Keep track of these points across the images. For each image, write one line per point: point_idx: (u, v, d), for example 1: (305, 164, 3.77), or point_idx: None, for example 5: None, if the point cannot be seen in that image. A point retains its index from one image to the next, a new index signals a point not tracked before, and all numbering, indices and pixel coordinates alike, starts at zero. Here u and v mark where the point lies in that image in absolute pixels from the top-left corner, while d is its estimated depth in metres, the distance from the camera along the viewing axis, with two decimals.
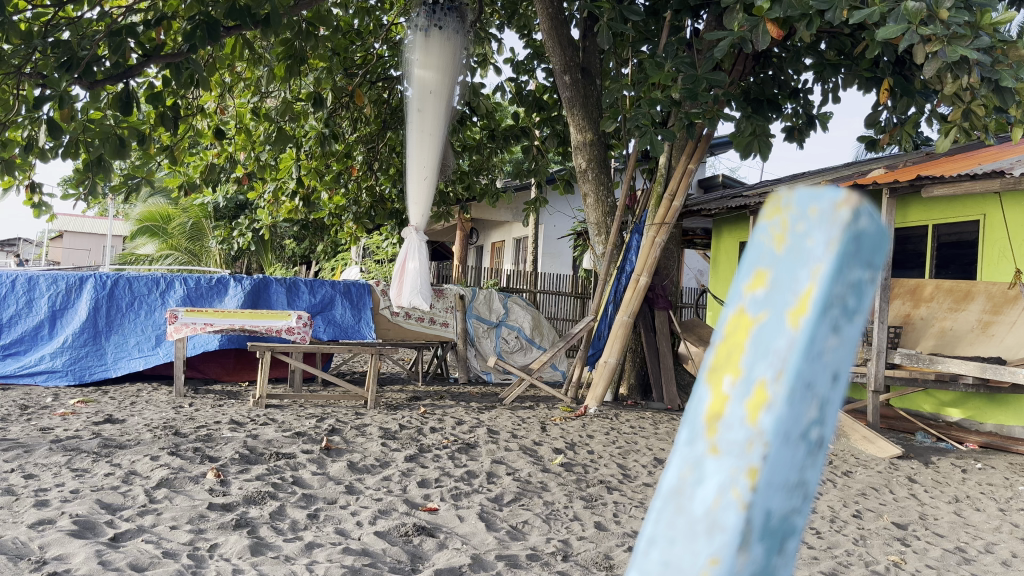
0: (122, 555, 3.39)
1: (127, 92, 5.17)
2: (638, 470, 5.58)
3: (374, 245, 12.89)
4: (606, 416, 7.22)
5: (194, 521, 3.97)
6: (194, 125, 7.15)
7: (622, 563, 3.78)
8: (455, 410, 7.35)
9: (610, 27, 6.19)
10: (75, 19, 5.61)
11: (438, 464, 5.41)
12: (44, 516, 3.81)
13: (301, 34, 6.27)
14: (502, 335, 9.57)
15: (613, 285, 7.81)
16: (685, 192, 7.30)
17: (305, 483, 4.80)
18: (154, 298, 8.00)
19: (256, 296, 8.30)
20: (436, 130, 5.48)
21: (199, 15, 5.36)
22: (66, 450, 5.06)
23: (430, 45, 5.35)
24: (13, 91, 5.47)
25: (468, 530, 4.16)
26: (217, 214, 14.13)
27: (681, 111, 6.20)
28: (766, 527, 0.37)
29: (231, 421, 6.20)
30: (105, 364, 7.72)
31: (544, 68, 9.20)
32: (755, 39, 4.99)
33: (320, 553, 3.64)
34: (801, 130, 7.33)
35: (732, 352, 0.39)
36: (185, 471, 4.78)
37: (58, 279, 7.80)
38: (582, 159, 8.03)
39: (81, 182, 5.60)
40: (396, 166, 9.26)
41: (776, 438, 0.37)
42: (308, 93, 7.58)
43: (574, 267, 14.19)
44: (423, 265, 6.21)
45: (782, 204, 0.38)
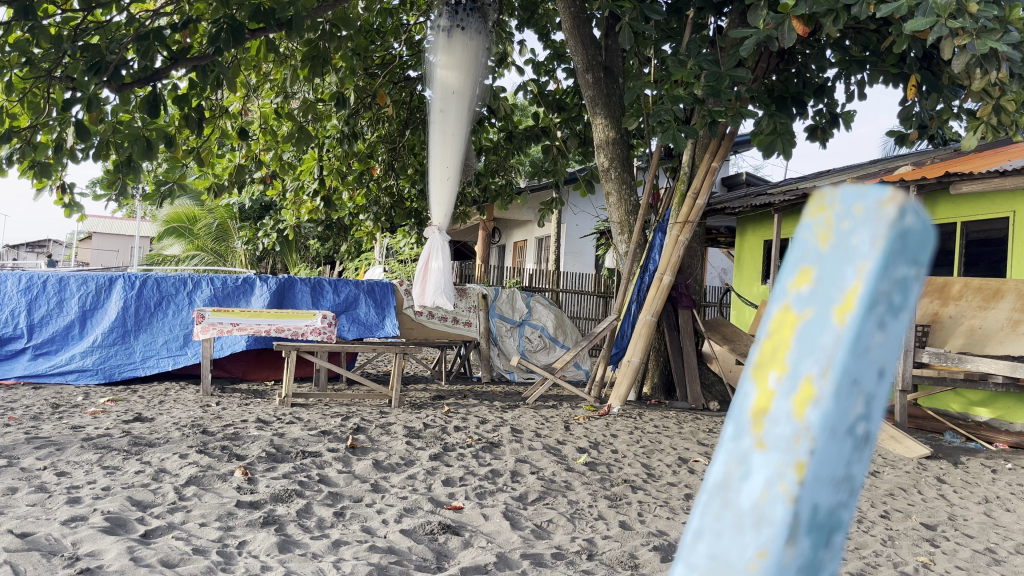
0: (153, 552, 3.44)
1: (153, 95, 5.26)
2: (662, 469, 5.56)
3: (396, 245, 12.97)
4: (629, 416, 7.20)
5: (223, 518, 4.02)
6: (219, 126, 7.23)
7: (647, 562, 3.77)
8: (479, 409, 7.36)
9: (631, 27, 6.17)
10: (104, 23, 5.71)
11: (462, 464, 5.43)
12: (77, 513, 3.88)
13: (325, 36, 6.35)
14: (526, 335, 9.59)
15: (636, 284, 7.76)
16: (709, 190, 7.28)
17: (331, 481, 4.84)
18: (182, 297, 8.11)
19: (281, 296, 8.37)
20: (459, 130, 5.52)
21: (225, 19, 5.42)
22: (98, 448, 5.14)
23: (452, 44, 5.36)
24: (44, 95, 5.57)
25: (493, 528, 4.18)
26: (242, 214, 14.30)
27: (704, 109, 6.17)
28: (813, 521, 0.38)
29: (258, 420, 6.25)
30: (134, 364, 7.83)
31: (564, 68, 9.22)
32: (781, 37, 4.96)
33: (347, 551, 3.67)
34: (825, 130, 7.30)
35: (778, 349, 0.40)
36: (213, 469, 4.84)
37: (88, 279, 7.92)
38: (605, 158, 8.04)
39: (112, 183, 5.70)
40: (415, 165, 9.29)
41: (823, 433, 0.37)
42: (331, 94, 7.64)
43: (596, 266, 14.16)
44: (445, 265, 6.23)
45: (826, 203, 0.38)
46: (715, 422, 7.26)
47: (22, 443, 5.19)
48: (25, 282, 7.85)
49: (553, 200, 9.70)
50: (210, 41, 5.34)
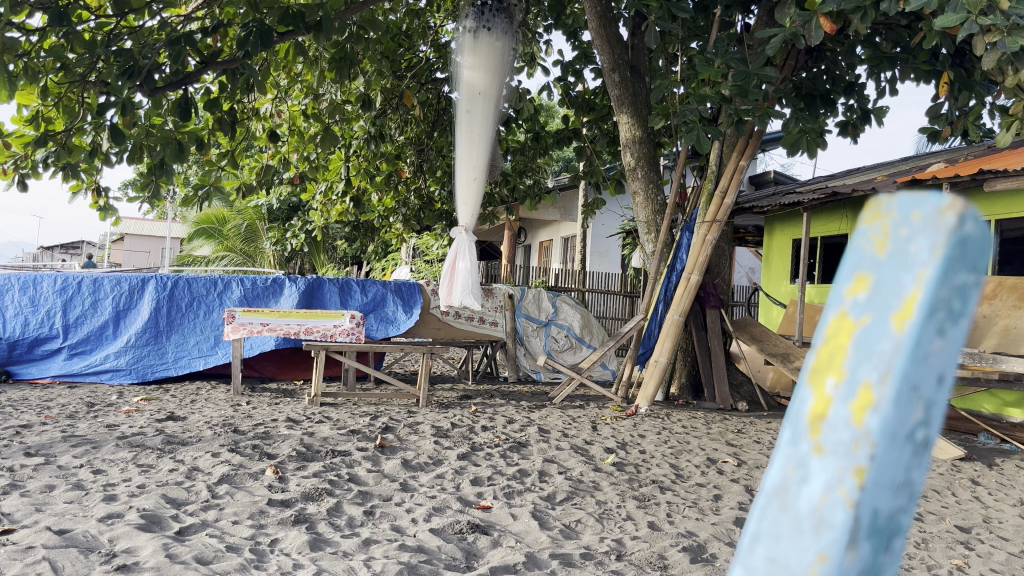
0: (187, 549, 3.49)
1: (185, 98, 5.34)
2: (691, 470, 5.54)
3: (423, 245, 13.05)
4: (657, 416, 7.18)
5: (255, 516, 4.07)
6: (249, 128, 7.31)
7: (677, 562, 3.76)
8: (506, 409, 7.38)
9: (658, 25, 6.14)
10: (137, 28, 5.81)
11: (489, 463, 5.43)
12: (113, 511, 3.95)
13: (352, 38, 6.41)
14: (552, 335, 9.58)
15: (663, 284, 7.73)
16: (737, 189, 7.23)
17: (361, 480, 4.88)
18: (213, 298, 8.22)
19: (310, 296, 8.46)
20: (485, 130, 5.53)
21: (254, 23, 5.48)
22: (132, 446, 5.23)
23: (478, 45, 5.38)
24: (79, 99, 5.67)
25: (521, 527, 4.19)
26: (271, 215, 14.47)
27: (731, 107, 6.13)
28: (872, 525, 0.38)
29: (288, 419, 6.33)
30: (166, 363, 7.95)
31: (592, 68, 9.23)
32: (807, 35, 4.92)
33: (377, 550, 3.70)
34: (856, 125, 7.23)
35: (835, 354, 0.40)
36: (245, 468, 4.89)
37: (122, 280, 8.01)
38: (631, 157, 8.01)
39: (145, 185, 5.81)
40: (443, 167, 9.36)
41: (883, 439, 0.38)
42: (358, 95, 7.71)
43: (622, 266, 14.13)
44: (472, 265, 6.26)
45: (884, 209, 0.38)
46: (744, 422, 7.20)
47: (59, 441, 5.29)
48: (60, 283, 7.99)
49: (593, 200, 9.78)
50: (240, 44, 5.41)
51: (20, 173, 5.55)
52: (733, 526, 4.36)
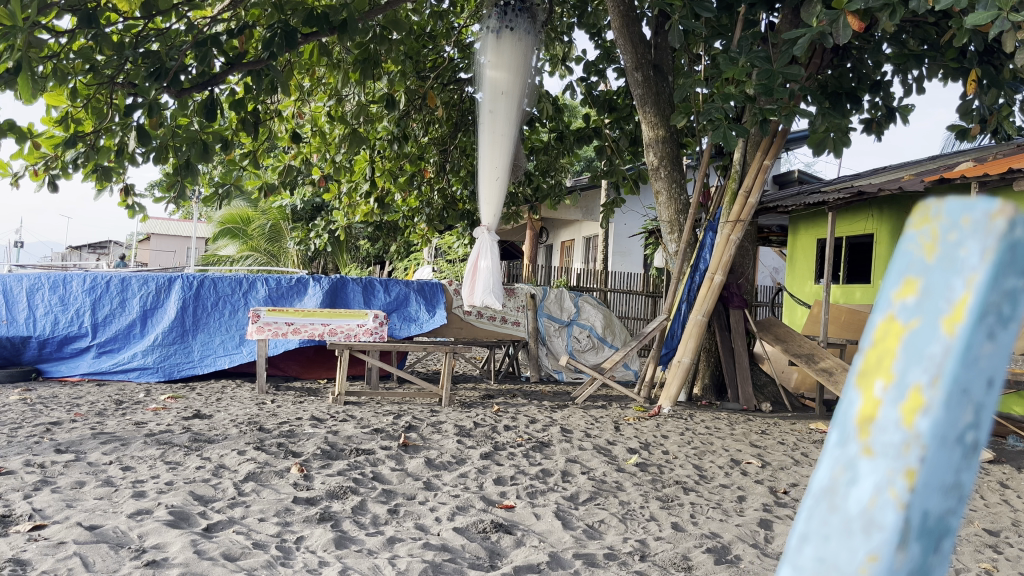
0: (215, 545, 3.54)
1: (211, 99, 5.40)
2: (714, 471, 5.51)
3: (445, 245, 13.13)
4: (680, 416, 7.15)
5: (281, 514, 4.11)
6: (273, 129, 7.38)
7: (701, 563, 3.75)
8: (528, 408, 7.39)
9: (682, 24, 6.11)
10: (164, 31, 5.88)
11: (512, 463, 5.44)
12: (142, 507, 4.01)
13: (376, 39, 6.45)
14: (574, 335, 9.58)
15: (686, 284, 7.71)
16: (761, 188, 7.20)
17: (384, 478, 4.92)
18: (238, 298, 8.32)
19: (334, 295, 8.52)
20: (508, 131, 5.55)
21: (278, 24, 5.54)
22: (160, 443, 5.30)
23: (501, 46, 5.40)
24: (107, 100, 5.75)
25: (545, 527, 4.19)
26: (294, 216, 14.60)
27: (755, 106, 6.09)
28: (923, 526, 0.39)
29: (312, 417, 6.38)
30: (192, 362, 8.05)
31: (614, 68, 9.23)
32: (835, 34, 4.88)
33: (401, 548, 3.73)
34: (880, 123, 7.17)
35: (883, 357, 0.40)
36: (270, 466, 4.95)
37: (149, 279, 8.12)
38: (654, 157, 7.99)
39: (171, 185, 5.91)
40: (466, 167, 9.41)
41: (933, 441, 0.38)
42: (382, 96, 7.78)
43: (644, 265, 14.10)
44: (494, 265, 6.28)
45: (931, 214, 0.38)
46: (768, 423, 7.15)
47: (88, 438, 5.37)
48: (89, 283, 8.11)
49: (616, 199, 9.78)
50: (265, 45, 5.48)
51: (50, 174, 5.68)
52: (758, 528, 4.33)
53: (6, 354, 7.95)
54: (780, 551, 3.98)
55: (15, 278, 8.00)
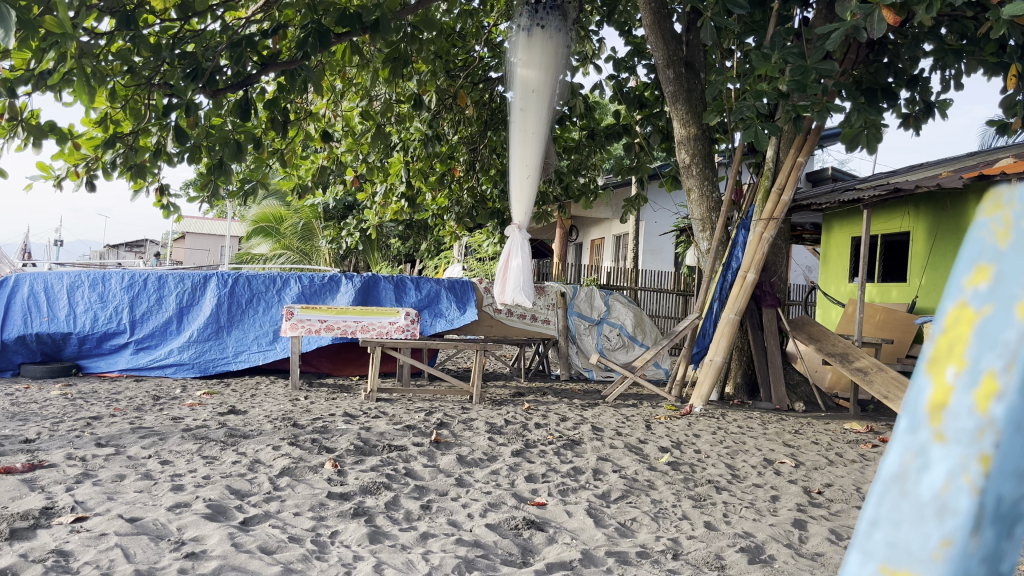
0: (252, 539, 3.59)
1: (245, 99, 5.48)
2: (747, 470, 5.46)
3: (476, 243, 13.19)
4: (712, 416, 7.10)
5: (316, 508, 4.16)
6: (305, 129, 7.45)
7: (734, 563, 3.72)
8: (559, 406, 7.39)
9: (714, 21, 6.06)
10: (200, 32, 5.94)
11: (543, 461, 5.45)
12: (180, 500, 4.08)
13: (407, 38, 6.49)
14: (604, 333, 9.57)
15: (718, 283, 7.65)
16: (794, 186, 7.14)
17: (417, 474, 4.95)
18: (271, 295, 8.43)
19: (366, 293, 8.58)
20: (539, 130, 5.56)
21: (311, 23, 5.60)
22: (197, 438, 5.39)
23: (532, 45, 5.39)
24: (144, 101, 5.86)
25: (576, 525, 4.19)
26: (326, 214, 14.76)
27: (789, 103, 6.03)
28: (996, 512, 0.39)
29: (345, 414, 6.45)
30: (227, 358, 8.17)
31: (645, 65, 9.19)
32: (870, 28, 4.80)
33: (434, 544, 3.75)
34: (918, 118, 7.07)
35: (955, 344, 0.40)
36: (305, 461, 5.00)
37: (185, 277, 8.29)
38: (686, 155, 7.94)
39: (204, 184, 6.03)
40: (496, 166, 9.43)
41: (1010, 426, 0.37)
42: (412, 96, 7.83)
43: (675, 263, 14.04)
44: (525, 263, 6.29)
45: (1003, 200, 0.37)
46: (801, 423, 7.08)
47: (128, 433, 5.48)
48: (127, 280, 8.28)
49: (636, 196, 9.67)
50: (298, 46, 5.55)
51: (89, 174, 5.82)
52: (792, 528, 4.29)
53: (47, 349, 8.10)
54: (815, 552, 3.94)
55: (57, 275, 8.17)
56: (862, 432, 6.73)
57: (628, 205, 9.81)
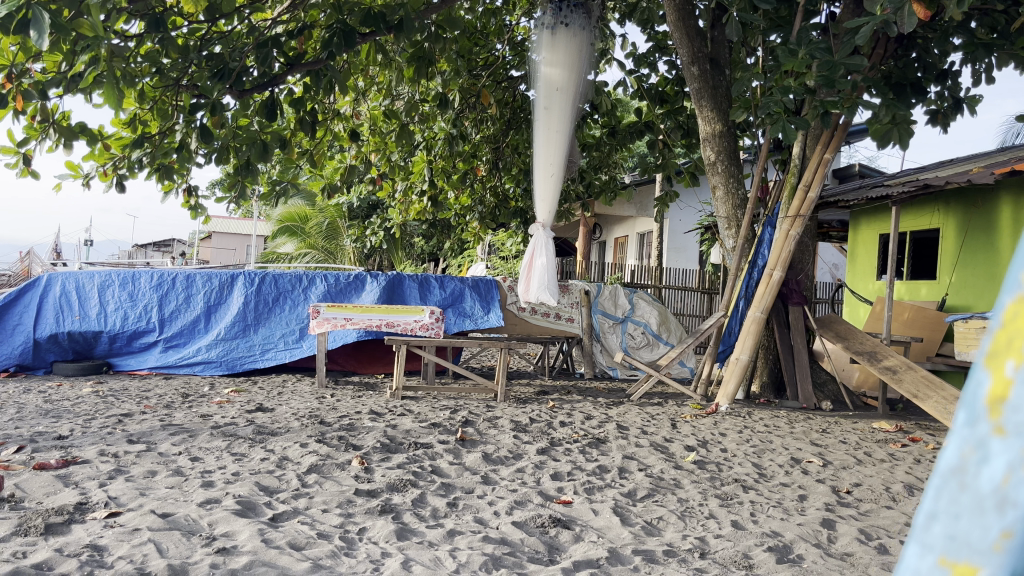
0: (282, 535, 3.63)
1: (271, 99, 5.52)
2: (774, 469, 5.43)
3: (499, 241, 13.25)
4: (738, 414, 7.06)
5: (343, 505, 4.19)
6: (331, 129, 7.50)
7: (762, 562, 3.69)
8: (583, 404, 7.38)
9: (741, 17, 6.01)
10: (227, 33, 5.94)
11: (569, 459, 5.45)
12: (211, 496, 4.13)
13: (431, 38, 6.51)
14: (628, 331, 9.55)
15: (744, 280, 7.62)
16: (821, 183, 7.08)
17: (443, 472, 4.97)
18: (298, 293, 8.51)
19: (391, 291, 8.61)
20: (563, 129, 5.56)
21: (337, 23, 5.64)
22: (225, 435, 5.45)
23: (557, 41, 5.38)
24: (172, 101, 5.94)
25: (603, 523, 4.19)
26: (350, 214, 14.88)
27: (816, 99, 5.97)
28: None
29: (371, 412, 6.49)
30: (254, 355, 8.25)
31: (667, 61, 9.15)
32: (900, 22, 4.74)
33: (461, 541, 3.77)
34: (947, 114, 6.98)
35: (1015, 336, 0.40)
36: (332, 458, 5.04)
37: (213, 276, 8.42)
38: (711, 152, 7.89)
39: (232, 184, 6.09)
40: (519, 164, 9.42)
41: None
42: (436, 95, 7.84)
43: (699, 261, 13.97)
44: (550, 261, 6.28)
45: None
46: (828, 422, 7.01)
47: (158, 430, 5.56)
48: (156, 279, 8.41)
49: (668, 193, 9.72)
50: (324, 46, 5.59)
51: (118, 174, 5.91)
52: (820, 527, 4.25)
53: (79, 347, 8.21)
54: (844, 552, 3.90)
55: (88, 274, 8.30)
56: (892, 432, 6.65)
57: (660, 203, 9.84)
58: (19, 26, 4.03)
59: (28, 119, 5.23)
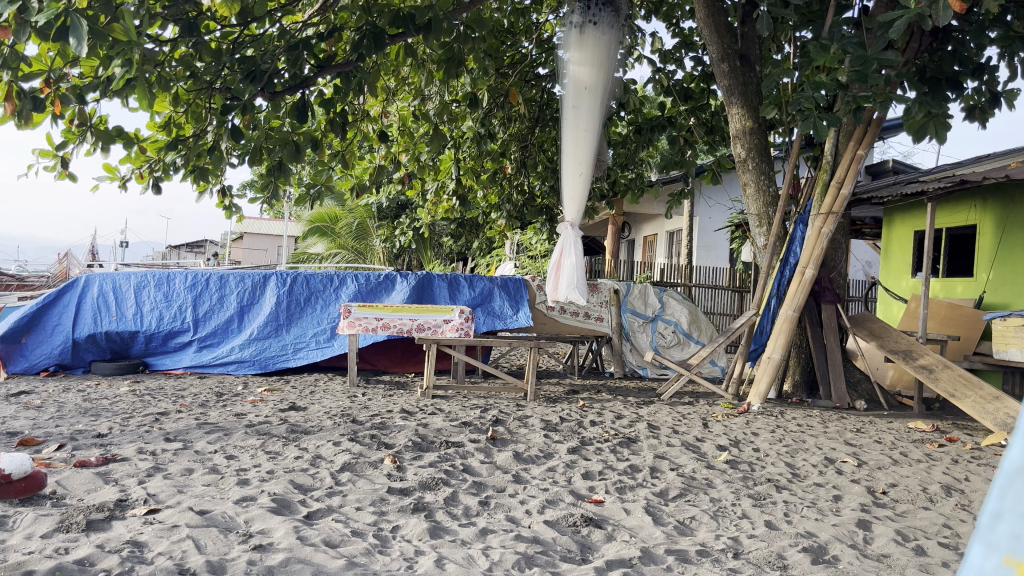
0: (316, 532, 3.66)
1: (302, 100, 5.57)
2: (808, 469, 5.38)
3: (527, 241, 13.27)
4: (770, 414, 6.99)
5: (376, 503, 4.23)
6: (361, 129, 7.56)
7: (797, 563, 3.66)
8: (613, 404, 7.37)
9: (771, 13, 5.94)
10: (258, 37, 5.98)
11: (600, 458, 5.44)
12: (247, 494, 4.18)
13: (459, 39, 6.54)
14: (659, 331, 9.51)
15: (776, 279, 7.56)
16: (854, 179, 6.99)
17: (474, 471, 4.99)
18: (329, 293, 8.61)
19: (421, 291, 8.66)
20: (591, 127, 5.54)
21: (366, 25, 5.68)
22: (260, 434, 5.52)
23: (585, 41, 5.36)
24: (206, 103, 6.03)
25: (635, 522, 4.18)
26: (380, 214, 14.99)
27: (848, 94, 5.88)
28: None
29: (402, 410, 6.54)
30: (287, 355, 8.33)
31: (694, 57, 9.09)
32: (935, 16, 4.67)
33: (493, 540, 3.78)
34: (984, 109, 6.86)
35: None
36: (365, 457, 5.08)
37: (246, 277, 8.56)
38: (741, 149, 7.82)
39: (264, 185, 6.16)
40: (544, 162, 9.40)
41: None
42: (465, 95, 7.86)
43: (730, 259, 13.87)
44: (578, 260, 6.26)
45: None
46: (862, 421, 6.91)
47: (194, 428, 5.64)
48: (191, 280, 8.57)
49: (683, 190, 9.57)
50: (354, 47, 5.63)
51: (154, 177, 6.03)
52: (856, 528, 4.20)
53: (116, 347, 8.34)
54: (880, 553, 3.85)
55: (125, 275, 8.46)
56: (928, 431, 6.54)
57: (674, 200, 9.72)
58: (58, 32, 4.11)
59: (66, 123, 5.33)
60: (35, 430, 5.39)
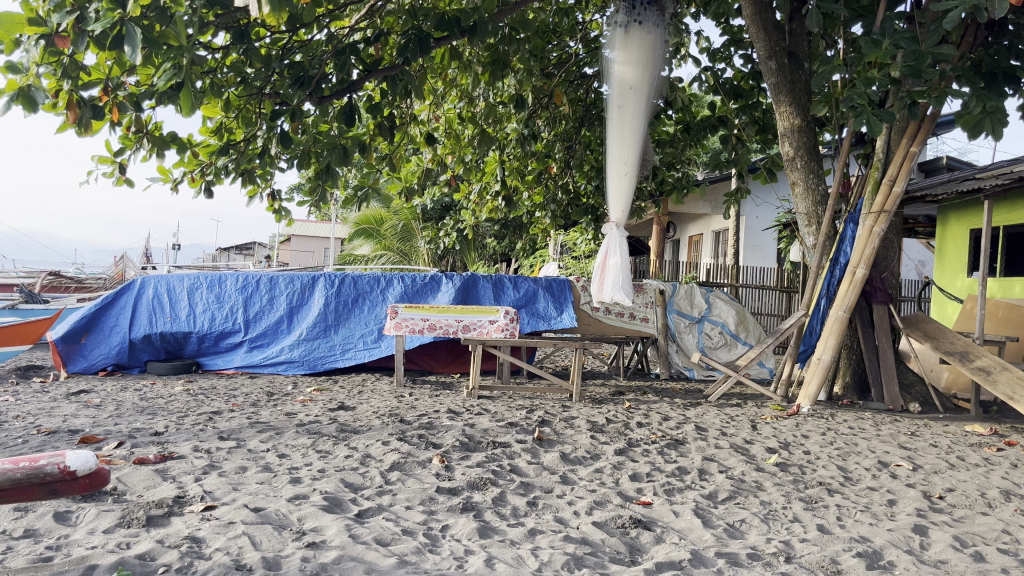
0: (368, 531, 3.72)
1: (349, 105, 5.62)
2: (860, 473, 5.28)
3: (571, 241, 13.24)
4: (821, 416, 6.87)
5: (425, 502, 4.27)
6: (408, 132, 7.63)
7: (852, 568, 3.59)
8: (660, 405, 7.31)
9: (821, 8, 5.81)
10: (307, 42, 6.10)
11: (648, 460, 5.42)
12: (300, 492, 4.26)
13: (506, 41, 6.55)
14: (705, 331, 9.41)
15: (826, 278, 7.44)
16: (907, 177, 6.85)
17: (522, 471, 5.01)
18: (376, 294, 8.69)
19: (466, 292, 8.72)
20: (636, 126, 5.52)
21: (412, 29, 5.68)
22: (311, 433, 5.60)
23: (630, 40, 5.31)
24: (256, 108, 6.13)
25: (684, 525, 4.15)
26: (425, 216, 15.14)
27: (902, 90, 5.74)
28: None
29: (449, 410, 6.59)
30: (335, 355, 8.44)
31: (743, 55, 8.99)
32: (992, 8, 4.55)
33: (543, 540, 3.79)
34: None
35: None
36: (413, 456, 5.13)
37: (295, 278, 8.68)
38: (790, 148, 7.70)
39: (312, 189, 6.27)
40: (589, 161, 9.38)
41: None
42: (510, 96, 7.86)
43: (778, 259, 13.68)
44: (624, 261, 6.20)
45: None
46: (917, 424, 6.76)
47: (247, 427, 5.75)
48: (242, 282, 8.73)
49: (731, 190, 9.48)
50: (400, 52, 5.63)
51: (205, 181, 6.18)
52: (912, 534, 4.12)
53: (170, 347, 8.53)
54: (938, 559, 3.76)
55: (178, 277, 8.62)
56: (986, 435, 6.37)
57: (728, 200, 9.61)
58: (114, 41, 4.21)
59: (124, 131, 5.49)
60: (95, 428, 5.56)
